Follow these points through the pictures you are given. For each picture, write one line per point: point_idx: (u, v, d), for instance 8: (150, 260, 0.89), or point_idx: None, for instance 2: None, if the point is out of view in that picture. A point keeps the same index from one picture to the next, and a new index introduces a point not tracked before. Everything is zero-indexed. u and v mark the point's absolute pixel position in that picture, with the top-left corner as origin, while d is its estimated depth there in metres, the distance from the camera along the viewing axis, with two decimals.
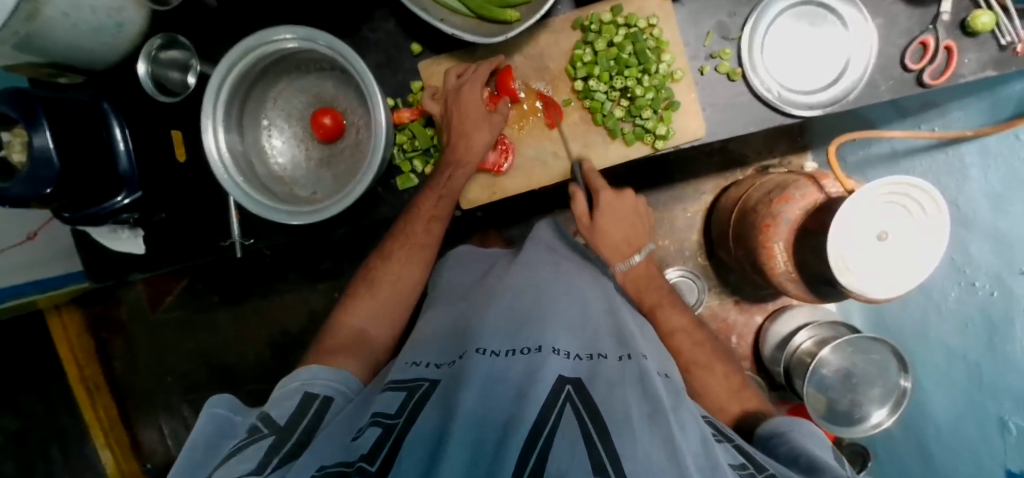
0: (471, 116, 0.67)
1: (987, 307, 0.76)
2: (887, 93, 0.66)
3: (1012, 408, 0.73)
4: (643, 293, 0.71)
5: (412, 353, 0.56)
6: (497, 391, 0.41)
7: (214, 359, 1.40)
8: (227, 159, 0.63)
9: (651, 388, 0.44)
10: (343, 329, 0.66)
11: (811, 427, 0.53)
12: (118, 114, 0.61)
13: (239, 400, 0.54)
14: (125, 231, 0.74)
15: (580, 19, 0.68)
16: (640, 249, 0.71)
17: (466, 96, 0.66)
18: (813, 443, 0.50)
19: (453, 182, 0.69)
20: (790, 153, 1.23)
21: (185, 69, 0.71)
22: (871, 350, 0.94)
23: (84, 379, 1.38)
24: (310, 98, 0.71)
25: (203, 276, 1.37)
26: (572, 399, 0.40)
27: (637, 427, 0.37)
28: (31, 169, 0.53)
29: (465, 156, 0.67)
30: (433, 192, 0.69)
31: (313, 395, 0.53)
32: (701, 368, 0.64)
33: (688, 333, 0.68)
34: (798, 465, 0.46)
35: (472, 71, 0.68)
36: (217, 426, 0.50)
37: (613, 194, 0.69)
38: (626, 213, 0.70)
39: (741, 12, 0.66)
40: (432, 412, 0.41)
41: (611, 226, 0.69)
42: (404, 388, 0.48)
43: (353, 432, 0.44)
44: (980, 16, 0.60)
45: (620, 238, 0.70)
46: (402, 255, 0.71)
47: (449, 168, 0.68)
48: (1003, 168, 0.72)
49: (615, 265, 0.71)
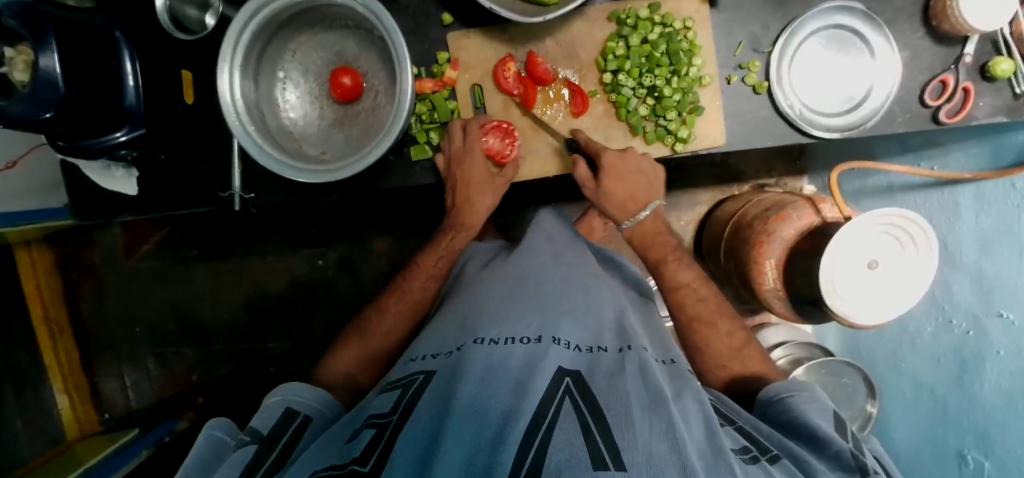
0: (477, 184, 0.74)
1: (961, 345, 0.79)
2: (902, 126, 0.67)
3: (972, 443, 0.77)
4: (654, 248, 0.73)
5: (416, 349, 0.56)
6: (494, 379, 0.41)
7: (187, 314, 1.36)
8: (240, 106, 0.61)
9: (651, 378, 0.43)
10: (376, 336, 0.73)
11: (812, 391, 0.54)
12: (129, 45, 0.59)
13: (234, 425, 0.52)
14: (119, 170, 0.72)
15: (617, 12, 0.67)
16: (647, 205, 0.71)
17: (471, 168, 0.71)
18: (815, 410, 0.51)
19: (455, 242, 0.80)
20: (787, 174, 1.26)
21: (203, 7, 0.69)
22: (844, 373, 0.97)
23: (48, 320, 1.31)
24: (331, 55, 0.69)
25: (184, 228, 1.33)
26: (571, 393, 0.40)
27: (636, 417, 0.37)
28: (36, 90, 0.51)
29: (469, 219, 0.78)
30: (436, 251, 0.79)
31: (295, 411, 0.54)
32: (704, 324, 0.66)
33: (693, 289, 0.69)
34: (800, 435, 0.48)
35: (461, 136, 0.70)
36: (211, 446, 0.49)
37: (614, 153, 0.67)
38: (632, 172, 0.69)
39: (775, 26, 0.66)
40: (431, 403, 0.41)
41: (614, 187, 0.69)
42: (399, 386, 0.48)
43: (348, 434, 0.44)
44: (1000, 62, 0.62)
45: (626, 196, 0.70)
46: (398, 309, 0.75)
47: (460, 227, 0.79)
48: (995, 214, 0.74)
49: (622, 222, 0.73)
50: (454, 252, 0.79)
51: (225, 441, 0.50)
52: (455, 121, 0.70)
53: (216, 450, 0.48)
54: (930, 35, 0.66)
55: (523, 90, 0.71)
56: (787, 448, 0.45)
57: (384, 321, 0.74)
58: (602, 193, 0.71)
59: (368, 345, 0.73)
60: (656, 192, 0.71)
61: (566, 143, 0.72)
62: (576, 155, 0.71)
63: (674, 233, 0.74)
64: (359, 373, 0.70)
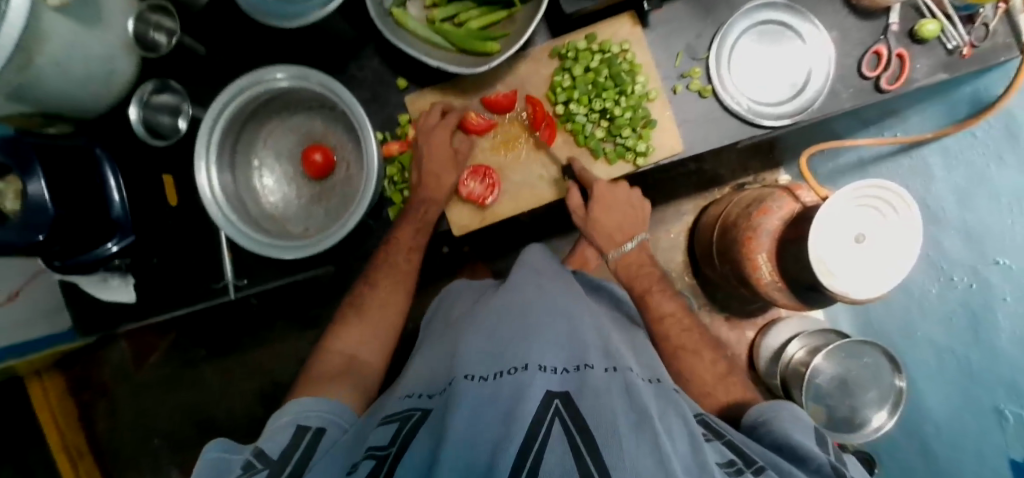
0: (442, 158, 0.71)
1: (968, 300, 0.77)
2: (849, 101, 0.70)
3: (1006, 396, 0.72)
4: (638, 279, 0.74)
5: (407, 387, 0.56)
6: (483, 415, 0.40)
7: (203, 415, 1.35)
8: (220, 196, 0.64)
9: (637, 397, 0.44)
10: (354, 361, 0.67)
11: (792, 410, 0.53)
12: (110, 160, 0.63)
13: (231, 441, 0.49)
14: (115, 279, 0.73)
15: (557, 48, 0.72)
16: (632, 236, 0.76)
17: (437, 138, 0.71)
18: (796, 426, 0.49)
19: (428, 216, 0.73)
20: (764, 169, 1.28)
21: (175, 113, 0.73)
22: (863, 353, 0.94)
23: (66, 446, 1.31)
24: (301, 137, 0.73)
25: (190, 330, 1.35)
26: (560, 413, 0.40)
27: (623, 434, 0.37)
28: (27, 217, 0.54)
29: (436, 192, 0.71)
30: (410, 226, 0.73)
31: (306, 427, 0.52)
32: (689, 353, 0.66)
33: (677, 318, 0.70)
34: (783, 455, 0.46)
35: (440, 116, 0.72)
36: (212, 467, 0.46)
37: (608, 185, 0.72)
38: (620, 202, 0.74)
39: (707, 32, 0.70)
40: (423, 442, 0.40)
41: (605, 217, 0.73)
42: (396, 421, 0.47)
43: (347, 466, 0.43)
44: (926, 24, 0.65)
45: (614, 226, 0.75)
46: (387, 285, 0.73)
47: (425, 204, 0.72)
48: (963, 166, 0.75)
49: (608, 251, 0.77)
50: (430, 224, 0.73)
51: (225, 458, 0.47)
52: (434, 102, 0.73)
53: (218, 470, 0.46)
54: (855, 13, 0.70)
55: (531, 110, 0.73)
56: (771, 461, 0.44)
57: (377, 293, 0.73)
58: (591, 222, 0.74)
59: (369, 322, 0.71)
60: (640, 224, 0.76)
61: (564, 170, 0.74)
62: (571, 183, 0.74)
63: (658, 265, 0.77)
64: (360, 348, 0.68)
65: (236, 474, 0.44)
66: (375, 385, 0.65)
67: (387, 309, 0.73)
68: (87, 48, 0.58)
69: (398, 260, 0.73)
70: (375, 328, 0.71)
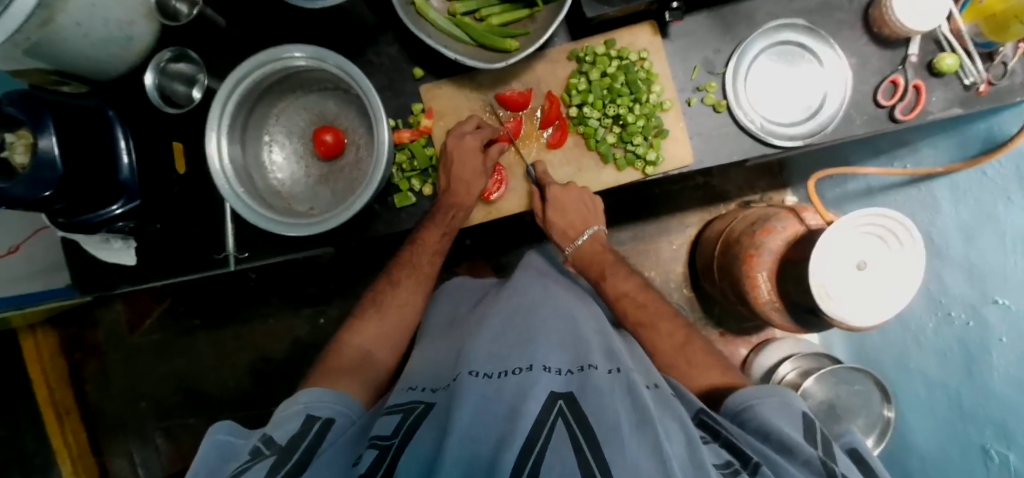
0: (471, 163, 0.70)
1: (964, 336, 0.77)
2: (862, 128, 0.70)
3: (993, 435, 0.72)
4: (601, 275, 0.76)
5: (411, 380, 0.57)
6: (486, 413, 0.41)
7: (192, 384, 1.36)
8: (228, 169, 0.64)
9: (639, 397, 0.44)
10: (348, 354, 0.67)
11: (783, 397, 0.52)
12: (123, 122, 0.63)
13: (241, 427, 0.51)
14: (117, 241, 0.74)
15: (576, 51, 0.72)
16: (585, 230, 0.77)
17: (467, 144, 0.71)
18: (782, 417, 0.49)
19: (455, 221, 0.73)
20: (771, 189, 1.28)
21: (191, 82, 0.74)
22: (853, 380, 0.95)
23: (54, 403, 1.32)
24: (313, 116, 0.74)
25: (186, 299, 1.35)
26: (564, 413, 0.41)
27: (627, 436, 0.38)
28: (35, 171, 0.54)
29: (465, 199, 0.71)
30: (437, 228, 0.72)
31: (316, 417, 0.52)
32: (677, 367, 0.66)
33: (636, 301, 0.72)
34: (771, 443, 0.46)
35: (473, 126, 0.73)
36: (219, 450, 0.48)
37: (559, 188, 0.72)
38: (575, 204, 0.73)
39: (726, 48, 0.70)
40: (427, 435, 0.42)
41: (557, 217, 0.74)
42: (399, 412, 0.48)
43: (352, 460, 0.44)
44: (944, 58, 0.65)
45: (567, 225, 0.75)
46: (410, 283, 0.75)
47: (452, 209, 0.72)
48: (970, 202, 0.75)
49: (564, 246, 0.79)
50: (456, 229, 0.73)
51: (231, 443, 0.48)
52: (471, 115, 0.74)
53: (223, 452, 0.47)
54: (875, 41, 0.69)
55: (547, 107, 0.73)
56: (765, 456, 0.43)
57: (399, 293, 0.74)
58: (546, 221, 0.75)
59: (388, 320, 0.72)
60: (593, 219, 0.77)
61: (527, 169, 0.74)
62: (534, 186, 0.75)
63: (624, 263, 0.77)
64: (375, 346, 0.70)
65: (246, 459, 0.45)
66: (383, 380, 0.67)
67: (407, 309, 0.74)
68: (108, 10, 0.58)
69: (421, 263, 0.74)
70: (392, 326, 0.72)
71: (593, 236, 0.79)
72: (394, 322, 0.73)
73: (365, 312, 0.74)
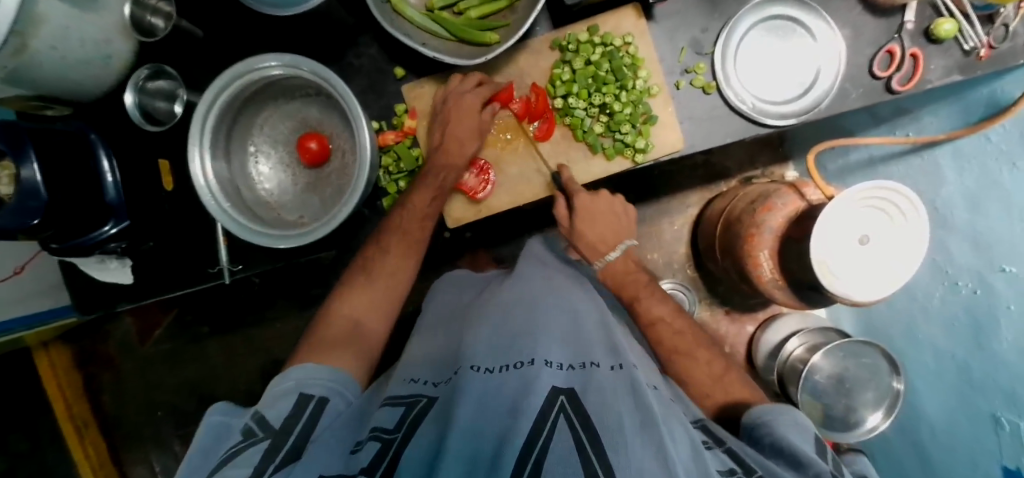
0: (467, 121, 0.69)
1: (973, 306, 0.76)
2: (858, 101, 0.68)
3: (1004, 404, 0.71)
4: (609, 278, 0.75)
5: (410, 371, 0.57)
6: (486, 409, 0.41)
7: (205, 390, 1.38)
8: (213, 184, 0.64)
9: (643, 399, 0.44)
10: (338, 324, 0.66)
11: (796, 417, 0.51)
12: (104, 144, 0.63)
13: (234, 405, 0.52)
14: (112, 261, 0.74)
15: (557, 40, 0.70)
16: (616, 246, 0.74)
17: (466, 103, 0.69)
18: (796, 433, 0.48)
19: (444, 182, 0.71)
20: (772, 163, 1.25)
21: (171, 99, 0.73)
22: (861, 352, 0.92)
23: (72, 417, 1.36)
24: (297, 123, 0.73)
25: (193, 307, 1.36)
26: (566, 409, 0.40)
27: (629, 434, 0.38)
28: (20, 201, 0.53)
29: (451, 161, 0.70)
30: (427, 191, 0.70)
31: (309, 395, 0.52)
32: (679, 354, 0.65)
33: (667, 322, 0.68)
34: (781, 458, 0.45)
35: (475, 82, 0.70)
36: (215, 430, 0.49)
37: (587, 196, 0.71)
38: (605, 214, 0.74)
39: (713, 27, 0.68)
40: (431, 427, 0.42)
41: (588, 228, 0.72)
42: (403, 404, 0.48)
43: (351, 445, 0.44)
44: (942, 23, 0.62)
45: (597, 238, 0.73)
46: (398, 249, 0.71)
47: (442, 171, 0.70)
48: (974, 170, 0.73)
49: (595, 262, 0.75)
50: (445, 191, 0.71)
51: (225, 422, 0.49)
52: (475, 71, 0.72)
53: (218, 433, 0.48)
54: (868, 10, 0.67)
55: (534, 98, 0.72)
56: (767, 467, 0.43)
57: (387, 260, 0.71)
58: (576, 233, 0.74)
59: (377, 286, 0.69)
60: (626, 232, 0.75)
61: (552, 175, 0.73)
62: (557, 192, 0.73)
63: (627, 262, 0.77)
64: (365, 315, 0.67)
65: (238, 439, 0.46)
66: None
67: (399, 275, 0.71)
68: (83, 31, 0.57)
69: (410, 227, 0.71)
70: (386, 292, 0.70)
71: (625, 253, 0.75)
72: (394, 283, 0.70)
73: (355, 278, 0.71)
